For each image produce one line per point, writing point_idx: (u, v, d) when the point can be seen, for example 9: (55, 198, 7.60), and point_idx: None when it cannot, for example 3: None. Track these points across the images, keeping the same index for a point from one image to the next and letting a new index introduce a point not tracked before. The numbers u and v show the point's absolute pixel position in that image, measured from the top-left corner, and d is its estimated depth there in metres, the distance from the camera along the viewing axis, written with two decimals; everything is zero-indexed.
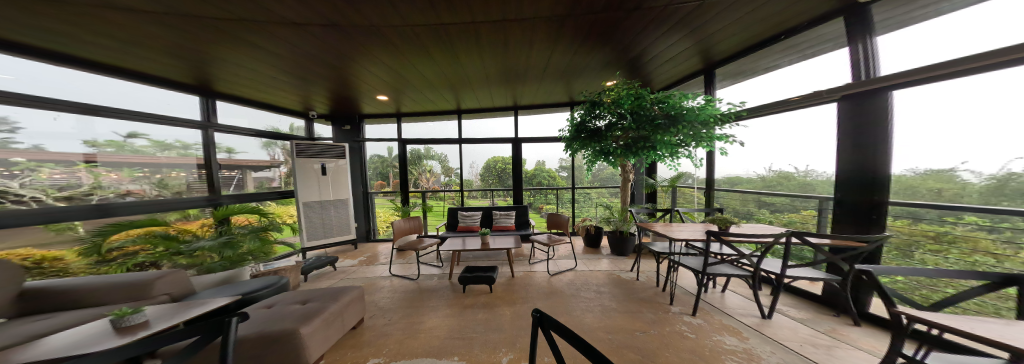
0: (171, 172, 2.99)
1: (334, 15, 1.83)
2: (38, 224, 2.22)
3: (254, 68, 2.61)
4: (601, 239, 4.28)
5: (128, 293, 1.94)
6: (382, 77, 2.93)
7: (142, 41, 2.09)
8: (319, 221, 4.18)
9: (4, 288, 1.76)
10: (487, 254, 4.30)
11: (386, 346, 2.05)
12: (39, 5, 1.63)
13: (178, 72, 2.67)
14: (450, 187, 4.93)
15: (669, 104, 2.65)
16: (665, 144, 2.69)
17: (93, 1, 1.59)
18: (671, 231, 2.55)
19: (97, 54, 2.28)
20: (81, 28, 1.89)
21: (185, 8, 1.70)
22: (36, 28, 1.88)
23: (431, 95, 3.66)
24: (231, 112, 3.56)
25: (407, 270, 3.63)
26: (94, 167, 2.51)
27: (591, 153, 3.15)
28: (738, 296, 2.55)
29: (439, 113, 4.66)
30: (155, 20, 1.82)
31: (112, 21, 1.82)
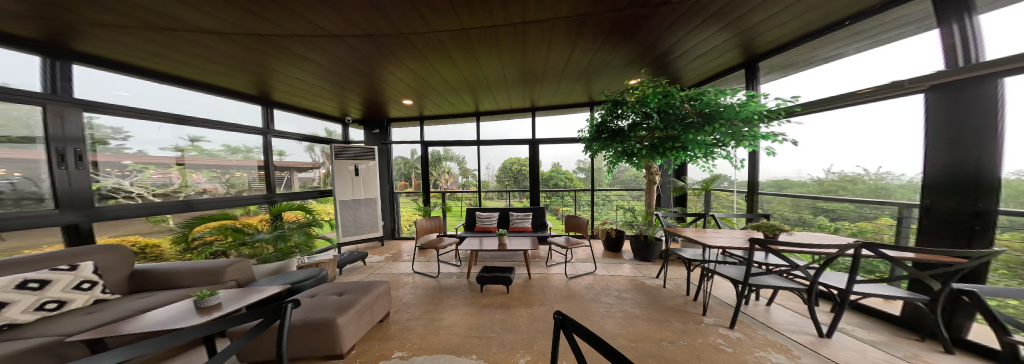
0: (237, 173, 3.38)
1: (368, 25, 1.95)
2: (143, 217, 2.63)
3: (302, 78, 2.86)
4: (622, 243, 4.12)
5: (206, 278, 2.22)
6: (407, 82, 3.07)
7: (211, 58, 2.39)
8: (351, 219, 4.45)
9: (120, 270, 2.12)
10: (504, 254, 4.32)
11: (408, 341, 2.12)
12: (141, 30, 1.93)
13: (238, 84, 3.01)
14: (468, 188, 5.03)
15: (703, 101, 2.48)
16: (698, 144, 2.49)
17: (179, 24, 1.85)
18: (704, 238, 2.37)
19: (182, 71, 2.64)
20: (165, 49, 2.21)
21: (247, 27, 1.92)
22: (135, 50, 2.22)
23: (451, 98, 3.77)
24: (284, 119, 3.94)
25: (429, 268, 3.76)
26: (184, 169, 2.92)
27: (613, 154, 3.03)
28: (786, 311, 2.30)
29: (460, 116, 4.78)
30: (220, 38, 2.06)
31: (189, 42, 2.10)
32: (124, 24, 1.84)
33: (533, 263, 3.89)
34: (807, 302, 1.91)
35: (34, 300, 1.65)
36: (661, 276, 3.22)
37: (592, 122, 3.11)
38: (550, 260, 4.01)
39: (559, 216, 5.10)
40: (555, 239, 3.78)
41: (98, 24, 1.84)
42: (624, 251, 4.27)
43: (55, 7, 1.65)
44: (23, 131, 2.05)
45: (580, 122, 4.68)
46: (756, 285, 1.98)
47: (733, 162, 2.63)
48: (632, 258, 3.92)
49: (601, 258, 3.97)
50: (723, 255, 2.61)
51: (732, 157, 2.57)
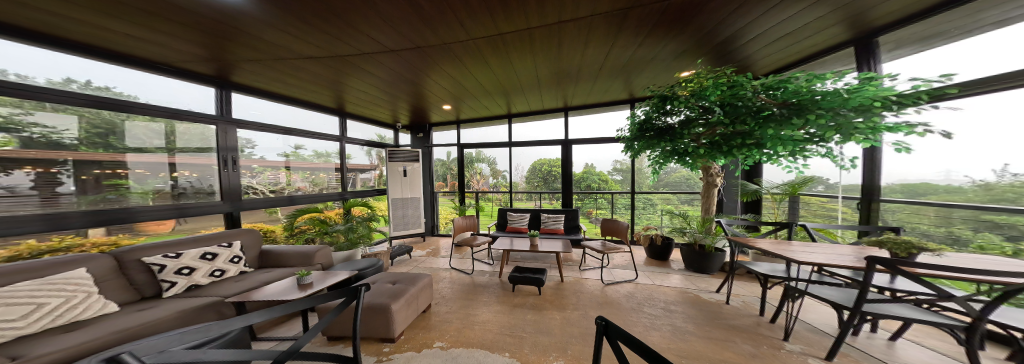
0: (318, 175, 3.94)
1: (416, 38, 2.11)
2: (264, 209, 3.26)
3: (367, 90, 3.24)
4: (668, 251, 3.74)
5: (302, 260, 2.67)
6: (447, 88, 3.25)
7: (301, 78, 2.85)
8: (399, 215, 4.89)
9: (253, 250, 2.67)
10: (535, 255, 4.26)
11: (447, 332, 2.24)
12: (259, 61, 2.42)
13: (321, 99, 3.55)
14: (499, 189, 5.10)
15: (790, 89, 2.04)
16: (781, 140, 2.08)
17: (281, 53, 2.26)
18: (786, 251, 2.00)
19: (287, 91, 3.20)
20: (270, 74, 2.71)
21: (325, 50, 2.24)
22: (251, 77, 2.78)
23: (488, 101, 3.86)
24: (353, 127, 4.51)
25: (464, 264, 3.92)
26: (289, 171, 3.56)
27: (661, 154, 2.75)
28: (920, 351, 1.79)
29: (494, 118, 4.86)
30: (306, 62, 2.44)
31: (285, 67, 2.55)
32: (245, 57, 2.31)
33: (565, 266, 3.76)
34: (962, 343, 1.44)
35: (208, 268, 2.21)
36: (723, 292, 2.81)
37: (636, 121, 2.86)
38: (584, 264, 3.83)
39: (592, 219, 4.84)
40: (589, 243, 3.59)
41: (229, 59, 2.36)
42: (671, 260, 3.86)
43: (207, 48, 2.16)
44: (201, 143, 2.79)
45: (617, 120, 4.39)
46: (872, 314, 1.60)
47: (838, 161, 2.12)
48: (680, 269, 3.51)
49: (643, 266, 3.64)
50: (820, 274, 2.16)
51: (837, 154, 2.09)
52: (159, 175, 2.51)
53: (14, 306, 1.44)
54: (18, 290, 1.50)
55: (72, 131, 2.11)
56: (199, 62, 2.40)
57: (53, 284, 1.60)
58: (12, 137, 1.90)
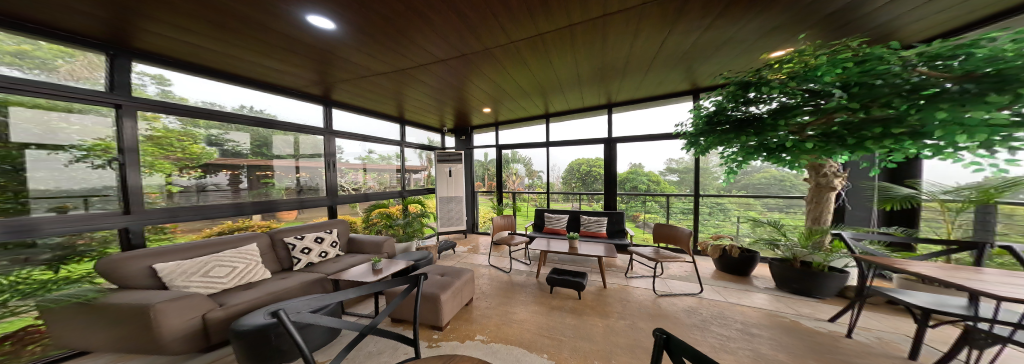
0: (382, 175, 4.42)
1: (461, 47, 2.20)
2: (349, 203, 3.84)
3: (421, 98, 3.53)
4: (750, 265, 3.11)
5: (373, 247, 3.07)
6: (487, 92, 3.32)
7: (372, 92, 3.26)
8: (445, 213, 5.21)
9: (344, 237, 3.18)
10: (575, 258, 4.05)
11: (487, 327, 2.28)
12: (343, 80, 2.85)
13: (386, 109, 4.01)
14: (536, 190, 5.01)
15: (980, 56, 1.46)
16: (958, 126, 1.50)
17: (355, 71, 2.62)
18: (955, 279, 1.45)
19: (365, 104, 3.70)
20: (353, 91, 3.19)
21: (385, 65, 2.50)
22: (336, 95, 3.30)
23: (532, 102, 3.82)
24: (411, 133, 4.99)
25: (502, 263, 3.96)
26: (365, 172, 4.11)
27: (738, 150, 2.31)
28: None
29: (533, 119, 4.77)
30: (372, 77, 2.76)
31: (358, 83, 2.94)
32: (337, 77, 2.77)
33: (608, 272, 3.47)
34: None
35: (319, 250, 2.76)
36: (840, 323, 2.19)
37: (705, 114, 2.47)
38: (633, 271, 3.47)
39: (639, 223, 4.47)
40: (637, 249, 3.24)
41: (325, 81, 2.85)
42: (752, 275, 3.21)
43: (312, 73, 2.65)
44: (313, 150, 3.42)
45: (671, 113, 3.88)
46: None
47: None
48: (766, 287, 2.89)
49: (710, 279, 3.12)
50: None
51: None
52: (291, 174, 3.17)
53: (222, 267, 2.09)
54: (225, 255, 2.17)
55: (248, 143, 2.85)
56: (304, 85, 2.96)
57: (242, 254, 2.25)
58: (216, 149, 2.64)
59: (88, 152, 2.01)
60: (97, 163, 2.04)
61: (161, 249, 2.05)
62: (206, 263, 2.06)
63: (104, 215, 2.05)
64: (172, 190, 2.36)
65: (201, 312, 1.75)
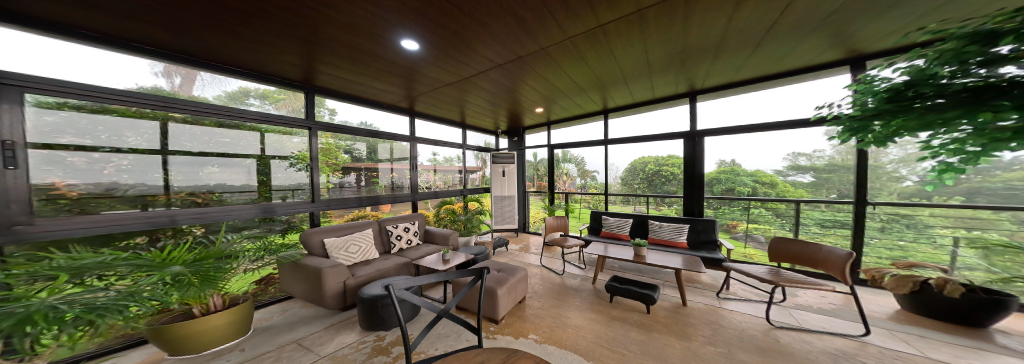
0: (447, 175, 4.78)
1: (518, 49, 2.16)
2: (425, 200, 4.35)
3: (480, 102, 3.67)
4: (978, 316, 1.97)
5: (444, 240, 3.54)
6: (541, 92, 3.22)
7: (440, 100, 3.55)
8: (499, 211, 5.34)
9: (422, 228, 3.72)
10: (640, 267, 3.46)
11: (541, 327, 2.23)
12: (421, 91, 3.15)
13: (449, 115, 4.32)
14: (588, 191, 4.71)
15: None
16: None
17: (424, 83, 2.87)
18: None
19: (436, 111, 4.09)
20: (426, 100, 3.52)
21: (444, 74, 2.65)
22: (409, 105, 3.72)
23: (591, 98, 3.53)
24: (471, 137, 5.29)
25: (553, 264, 3.78)
26: (434, 173, 4.51)
27: (969, 133, 1.42)
28: None
29: (584, 116, 4.45)
30: (437, 86, 2.98)
31: (426, 93, 3.24)
32: (419, 90, 3.13)
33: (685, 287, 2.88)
34: None
35: (407, 238, 3.36)
36: None
37: (879, 90, 1.65)
38: (729, 290, 2.75)
39: (738, 235, 3.53)
40: (741, 266, 2.48)
41: (410, 94, 3.26)
42: (991, 328, 2.01)
43: (399, 88, 3.03)
44: (401, 155, 3.95)
45: (773, 99, 3.05)
46: None
47: None
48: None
49: (880, 322, 2.13)
50: None
51: None
52: (388, 174, 3.76)
53: (353, 246, 2.81)
54: (355, 237, 2.90)
55: (362, 146, 3.43)
56: (394, 99, 3.41)
57: (365, 236, 2.97)
58: (349, 156, 3.30)
59: (296, 159, 2.85)
60: (299, 166, 2.86)
61: (327, 227, 2.90)
62: (347, 242, 2.81)
63: (301, 203, 2.86)
64: (328, 187, 3.09)
65: (342, 279, 2.42)
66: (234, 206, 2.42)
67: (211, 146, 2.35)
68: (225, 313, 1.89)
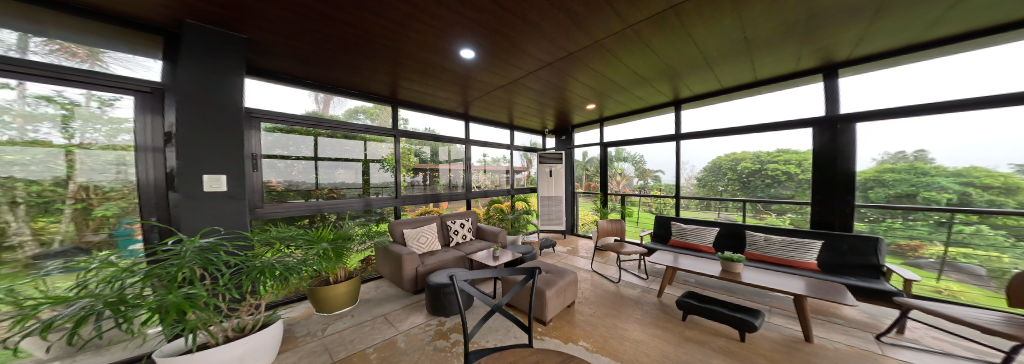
0: (494, 175, 4.90)
1: (569, 44, 2.06)
2: (476, 198, 4.58)
3: (529, 102, 3.66)
4: None
5: (494, 236, 3.70)
6: (592, 88, 3.00)
7: (491, 103, 3.67)
8: (546, 212, 5.28)
9: (475, 223, 3.94)
10: (729, 287, 2.93)
11: (592, 335, 2.13)
12: (475, 95, 3.30)
13: (497, 116, 4.43)
14: (650, 193, 4.23)
15: None
16: None
17: (476, 86, 2.99)
18: None
19: (486, 114, 4.26)
20: (479, 103, 3.68)
21: (494, 76, 2.71)
22: (462, 109, 3.96)
23: (651, 92, 3.15)
24: (518, 137, 5.34)
25: (606, 269, 3.52)
26: (484, 173, 4.68)
27: None
28: None
29: (643, 111, 4.02)
30: (488, 89, 3.07)
31: (476, 97, 3.39)
32: (473, 95, 3.33)
33: (812, 320, 2.28)
34: None
35: (463, 233, 3.63)
36: None
37: None
38: (904, 335, 2.02)
39: (921, 261, 2.52)
40: (942, 308, 1.71)
41: (466, 99, 3.49)
42: None
43: (456, 95, 3.27)
44: (456, 156, 4.22)
45: (954, 73, 2.15)
46: None
47: None
48: None
49: None
50: None
51: None
52: (446, 174, 4.09)
53: (421, 238, 3.17)
54: (422, 230, 3.24)
55: (427, 149, 3.83)
56: (452, 105, 3.70)
57: (430, 230, 3.30)
58: (416, 158, 3.69)
59: (383, 162, 3.34)
60: (386, 168, 3.35)
61: (407, 219, 3.34)
62: (417, 234, 3.17)
63: (383, 198, 3.31)
64: (404, 186, 3.55)
65: (416, 266, 2.76)
66: (346, 200, 3.01)
67: (340, 153, 2.99)
68: (347, 283, 2.40)
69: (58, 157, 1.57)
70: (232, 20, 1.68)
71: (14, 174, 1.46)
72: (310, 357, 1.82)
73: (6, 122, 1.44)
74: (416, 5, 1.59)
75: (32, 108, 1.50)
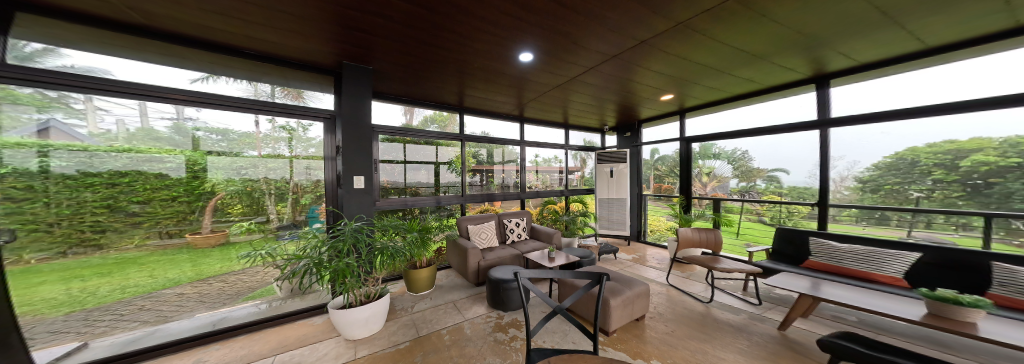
0: (546, 175, 4.78)
1: (642, 32, 1.85)
2: (524, 200, 4.53)
3: (588, 100, 3.47)
4: None
5: (547, 237, 3.61)
6: (670, 75, 2.62)
7: (547, 103, 3.62)
8: (605, 214, 4.97)
9: (529, 222, 3.92)
10: (941, 340, 1.88)
11: (670, 356, 1.87)
12: (537, 97, 3.31)
13: (552, 116, 4.35)
14: (762, 198, 3.40)
15: None
16: None
17: (540, 87, 2.97)
18: None
19: (542, 115, 4.24)
20: (536, 105, 3.69)
21: (554, 76, 2.65)
22: (522, 111, 4.02)
23: (770, 73, 2.55)
24: (573, 136, 5.12)
25: (687, 285, 3.04)
26: (536, 173, 4.63)
27: None
28: None
29: (740, 99, 3.31)
30: (550, 88, 3.02)
31: (533, 98, 3.39)
32: (528, 97, 3.34)
33: None
34: None
35: (517, 232, 3.69)
36: None
37: None
38: None
39: None
40: None
41: (522, 101, 3.52)
42: None
43: (512, 98, 3.33)
44: (509, 157, 4.27)
45: None
46: None
47: None
48: None
49: None
50: None
51: None
52: (500, 174, 4.18)
53: (479, 234, 3.33)
54: (480, 227, 3.38)
55: (484, 151, 3.98)
56: (507, 108, 3.81)
57: (487, 227, 3.43)
58: (474, 159, 3.88)
59: (450, 163, 3.63)
60: (454, 170, 3.66)
61: (472, 215, 3.54)
62: (477, 231, 3.33)
63: (449, 197, 3.63)
64: (467, 186, 3.81)
65: (478, 261, 2.91)
66: (420, 197, 3.37)
67: (417, 157, 3.37)
68: (427, 269, 2.73)
69: (286, 165, 2.24)
70: (358, 55, 2.11)
71: (271, 175, 2.19)
72: (403, 329, 2.12)
73: (268, 143, 2.16)
74: (482, 17, 1.66)
75: (276, 133, 2.20)
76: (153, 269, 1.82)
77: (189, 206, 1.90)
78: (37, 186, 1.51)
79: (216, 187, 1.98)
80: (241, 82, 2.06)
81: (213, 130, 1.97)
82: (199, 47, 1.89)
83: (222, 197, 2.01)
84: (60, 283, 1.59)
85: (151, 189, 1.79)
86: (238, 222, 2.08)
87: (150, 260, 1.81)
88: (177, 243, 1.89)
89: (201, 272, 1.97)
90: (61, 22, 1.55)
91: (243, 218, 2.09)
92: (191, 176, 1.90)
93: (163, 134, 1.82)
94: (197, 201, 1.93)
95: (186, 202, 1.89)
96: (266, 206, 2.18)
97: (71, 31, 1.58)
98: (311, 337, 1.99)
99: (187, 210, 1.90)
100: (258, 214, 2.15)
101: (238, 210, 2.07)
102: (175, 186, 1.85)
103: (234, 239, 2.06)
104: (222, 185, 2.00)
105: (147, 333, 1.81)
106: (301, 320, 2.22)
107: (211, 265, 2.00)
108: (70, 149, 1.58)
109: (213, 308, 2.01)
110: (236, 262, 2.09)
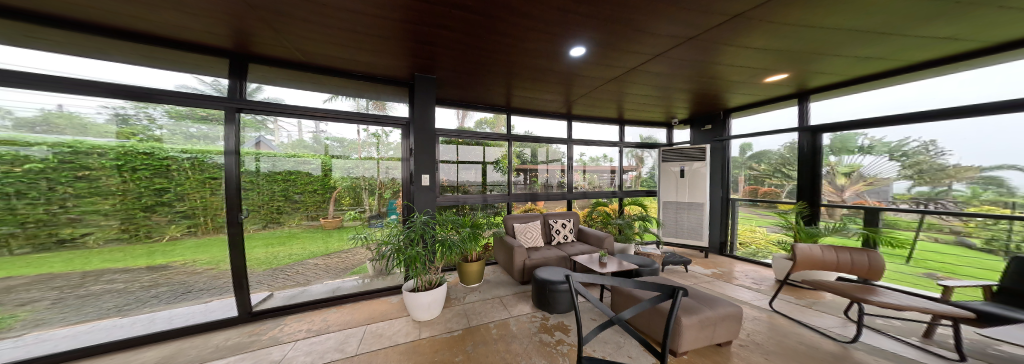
0: (594, 176, 4.45)
1: (736, 5, 1.52)
2: (573, 199, 4.32)
3: (652, 92, 3.07)
4: None
5: (597, 240, 3.36)
6: (776, 51, 2.08)
7: (607, 99, 3.36)
8: (673, 220, 4.33)
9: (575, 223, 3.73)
10: None
11: None
12: (597, 92, 3.11)
13: (608, 113, 4.03)
14: (968, 210, 2.34)
15: None
16: None
17: (602, 82, 2.77)
18: None
19: (597, 111, 3.97)
20: (589, 101, 3.47)
21: (614, 69, 2.43)
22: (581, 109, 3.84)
23: (999, 21, 1.69)
24: (628, 132, 4.63)
25: (800, 315, 2.37)
26: (583, 173, 4.35)
27: None
28: None
29: (910, 69, 2.35)
30: (612, 82, 2.77)
31: (586, 95, 3.21)
32: (578, 93, 3.17)
33: None
34: None
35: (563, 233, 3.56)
36: None
37: None
38: None
39: None
40: None
41: (569, 98, 3.36)
42: None
43: (560, 95, 3.22)
44: (554, 157, 4.14)
45: None
46: None
47: None
48: None
49: None
50: None
51: None
52: (544, 174, 4.10)
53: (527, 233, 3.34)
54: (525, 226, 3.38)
55: (528, 150, 3.95)
56: (555, 106, 3.69)
57: (531, 227, 3.40)
58: (519, 158, 3.90)
59: (497, 162, 3.75)
60: (500, 169, 3.76)
61: (520, 214, 3.58)
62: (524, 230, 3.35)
63: (497, 195, 3.76)
64: (512, 184, 3.86)
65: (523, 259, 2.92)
66: (469, 194, 3.58)
67: (466, 158, 3.58)
68: (477, 263, 2.89)
69: (375, 166, 2.69)
70: (425, 65, 2.36)
71: (371, 173, 2.67)
72: (456, 318, 2.28)
73: (367, 148, 2.64)
74: (534, 17, 1.66)
75: (370, 139, 2.65)
76: (304, 243, 2.48)
77: (322, 196, 2.49)
78: (255, 180, 2.21)
79: (337, 182, 2.54)
80: (352, 99, 2.55)
81: (336, 139, 2.52)
82: (329, 73, 2.44)
83: (340, 191, 2.56)
84: (263, 247, 2.28)
85: (306, 183, 2.42)
86: (348, 211, 2.60)
87: (303, 235, 2.46)
88: (316, 224, 2.50)
89: (330, 248, 2.59)
90: (262, 65, 2.22)
91: (351, 208, 2.60)
92: (324, 174, 2.49)
93: (308, 143, 2.41)
94: (326, 192, 2.51)
95: (320, 193, 2.48)
96: (363, 199, 2.65)
97: (270, 72, 2.25)
98: (389, 313, 2.33)
99: (321, 199, 2.49)
100: (360, 206, 2.64)
101: (349, 201, 2.60)
102: (315, 182, 2.45)
103: (346, 224, 2.59)
104: (342, 181, 2.56)
105: (301, 291, 2.44)
106: (383, 297, 2.63)
107: (337, 243, 2.60)
108: (269, 156, 2.26)
109: (333, 277, 2.59)
110: (348, 243, 2.64)
